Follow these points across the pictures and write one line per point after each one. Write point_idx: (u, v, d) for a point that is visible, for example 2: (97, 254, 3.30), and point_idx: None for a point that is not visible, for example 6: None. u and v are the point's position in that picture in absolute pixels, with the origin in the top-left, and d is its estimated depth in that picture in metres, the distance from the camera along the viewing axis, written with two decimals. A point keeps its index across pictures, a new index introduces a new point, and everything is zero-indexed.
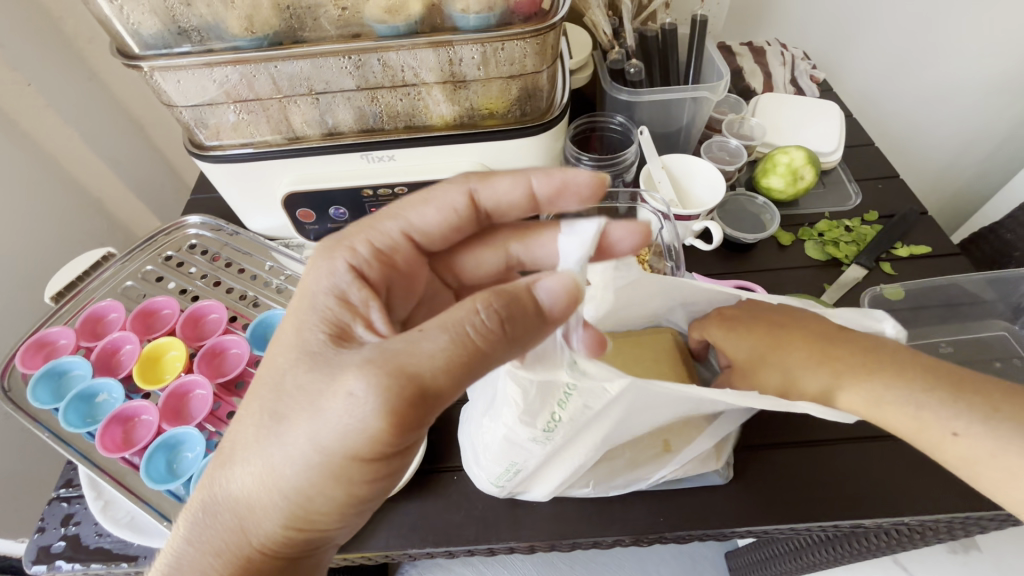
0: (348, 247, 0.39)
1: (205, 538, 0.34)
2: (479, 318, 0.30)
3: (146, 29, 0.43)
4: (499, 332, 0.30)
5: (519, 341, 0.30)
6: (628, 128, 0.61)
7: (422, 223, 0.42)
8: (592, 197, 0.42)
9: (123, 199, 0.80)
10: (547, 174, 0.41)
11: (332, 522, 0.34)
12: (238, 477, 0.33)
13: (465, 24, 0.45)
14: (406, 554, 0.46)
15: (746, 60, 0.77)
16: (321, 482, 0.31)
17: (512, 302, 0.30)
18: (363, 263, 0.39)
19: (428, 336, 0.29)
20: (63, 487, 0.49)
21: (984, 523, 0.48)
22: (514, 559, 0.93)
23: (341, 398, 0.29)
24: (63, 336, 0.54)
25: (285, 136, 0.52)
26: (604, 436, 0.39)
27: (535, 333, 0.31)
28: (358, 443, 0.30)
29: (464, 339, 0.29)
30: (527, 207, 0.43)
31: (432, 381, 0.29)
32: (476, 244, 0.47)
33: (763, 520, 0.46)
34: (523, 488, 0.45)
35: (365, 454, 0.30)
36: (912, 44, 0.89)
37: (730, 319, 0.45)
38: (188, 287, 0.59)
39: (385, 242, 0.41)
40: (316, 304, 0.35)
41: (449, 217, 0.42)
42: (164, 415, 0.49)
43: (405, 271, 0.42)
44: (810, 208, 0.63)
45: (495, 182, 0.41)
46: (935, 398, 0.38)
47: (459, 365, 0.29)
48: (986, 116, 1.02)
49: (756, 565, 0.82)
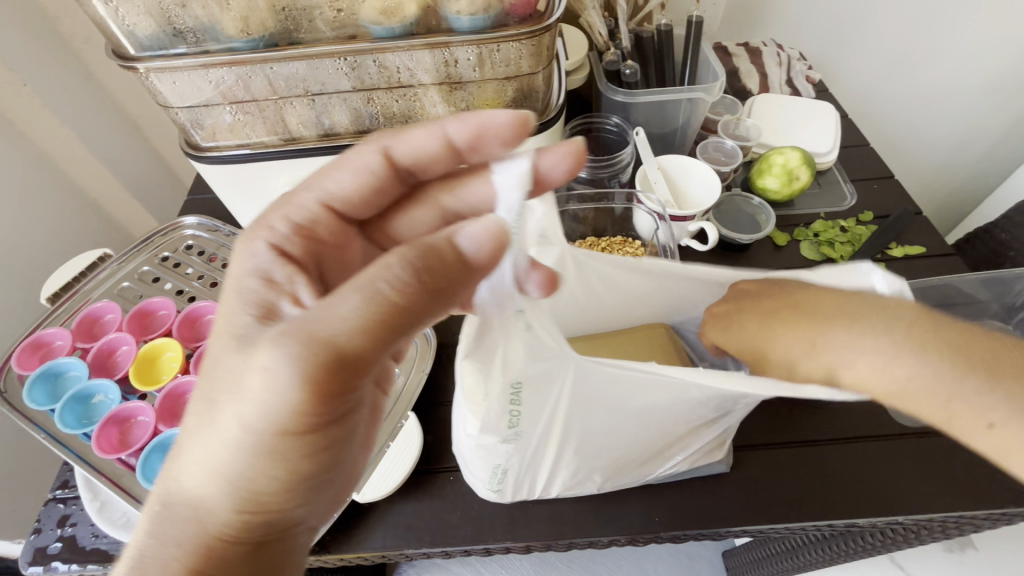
0: (266, 227, 0.38)
1: (167, 531, 0.33)
2: (393, 275, 0.28)
3: (141, 30, 0.43)
4: (417, 286, 0.29)
5: (438, 291, 0.29)
6: (624, 129, 0.61)
7: (338, 188, 0.41)
8: (514, 139, 0.39)
9: (120, 199, 0.80)
10: (460, 119, 0.39)
11: (283, 502, 0.33)
12: (209, 477, 0.32)
13: (461, 26, 0.45)
14: (402, 555, 0.46)
15: (742, 61, 0.77)
16: (255, 461, 0.31)
17: (426, 252, 0.29)
18: (284, 240, 0.38)
19: (339, 299, 0.28)
20: (59, 489, 0.49)
21: (978, 523, 0.48)
22: (512, 559, 0.94)
23: (257, 372, 0.29)
24: (59, 337, 0.54)
25: (281, 137, 0.52)
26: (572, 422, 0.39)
27: (460, 282, 0.30)
28: (279, 416, 0.30)
29: (379, 298, 0.28)
30: (446, 157, 0.41)
31: (349, 345, 0.28)
32: (408, 204, 0.45)
33: (759, 520, 0.46)
34: (522, 490, 0.45)
35: (291, 427, 0.30)
36: (906, 46, 0.90)
37: (722, 316, 0.44)
38: (185, 288, 0.58)
39: (303, 215, 0.40)
40: (242, 289, 0.34)
41: (367, 178, 0.41)
42: (160, 416, 0.49)
43: (333, 242, 0.41)
44: (805, 209, 0.63)
45: (409, 137, 0.40)
46: (964, 381, 0.33)
47: (377, 325, 0.28)
48: (981, 116, 1.02)
49: (753, 564, 0.82)
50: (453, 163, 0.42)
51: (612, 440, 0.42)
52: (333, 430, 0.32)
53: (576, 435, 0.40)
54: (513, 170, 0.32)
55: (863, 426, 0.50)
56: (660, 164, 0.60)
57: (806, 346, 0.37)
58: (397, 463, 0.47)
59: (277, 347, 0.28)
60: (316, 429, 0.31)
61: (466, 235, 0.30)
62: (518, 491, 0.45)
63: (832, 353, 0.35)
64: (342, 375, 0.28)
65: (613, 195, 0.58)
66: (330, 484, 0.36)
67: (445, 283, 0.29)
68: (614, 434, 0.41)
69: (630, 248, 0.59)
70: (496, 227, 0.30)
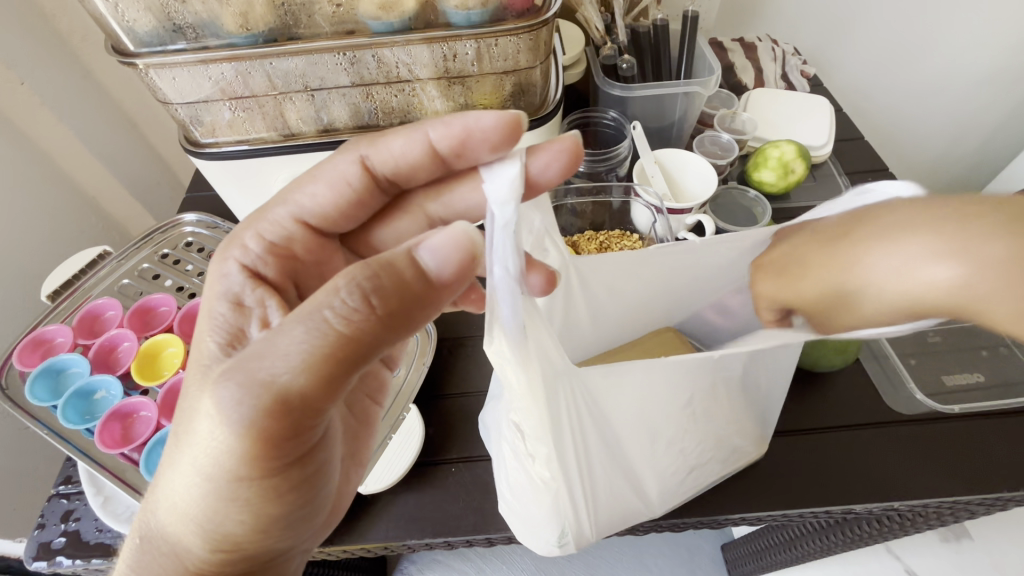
0: (239, 246, 0.41)
1: (149, 568, 0.33)
2: (340, 299, 0.28)
3: (141, 26, 0.43)
4: (367, 311, 0.28)
5: (391, 314, 0.29)
6: (621, 123, 0.61)
7: (314, 204, 0.43)
8: (505, 142, 0.37)
9: (118, 197, 0.80)
10: (444, 124, 0.38)
11: (258, 542, 0.34)
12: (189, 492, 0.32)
13: (460, 20, 0.45)
14: (405, 546, 0.46)
15: (737, 56, 0.77)
16: (221, 507, 0.32)
17: (376, 274, 0.29)
18: (256, 260, 0.41)
19: (284, 333, 0.28)
20: (63, 484, 0.49)
21: (973, 508, 0.49)
22: (513, 555, 0.94)
23: (205, 419, 0.30)
24: (60, 334, 0.54)
25: (281, 133, 0.52)
26: (604, 447, 0.39)
27: (415, 304, 0.30)
28: (232, 461, 0.30)
29: (323, 328, 0.28)
30: (430, 165, 0.41)
31: (291, 385, 0.28)
32: (392, 215, 0.46)
33: (757, 506, 0.46)
34: (590, 533, 0.43)
35: (253, 468, 0.30)
36: (900, 41, 0.91)
37: (774, 265, 0.41)
38: (184, 284, 0.59)
39: (277, 233, 0.42)
40: (214, 313, 0.38)
41: (344, 190, 0.42)
42: (162, 411, 0.49)
43: (309, 258, 0.44)
44: (801, 201, 0.64)
45: (386, 145, 0.40)
46: None
47: (323, 358, 0.28)
48: (974, 109, 1.04)
49: (752, 556, 0.83)
50: (437, 172, 0.42)
51: (632, 451, 0.40)
52: (296, 471, 0.32)
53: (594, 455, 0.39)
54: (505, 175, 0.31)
55: (859, 414, 0.50)
56: (658, 159, 0.61)
57: (893, 269, 0.34)
58: (398, 454, 0.48)
59: (223, 383, 0.29)
60: (275, 473, 0.31)
61: (427, 249, 0.30)
62: (575, 533, 0.43)
63: (927, 271, 0.33)
64: (291, 417, 0.29)
65: (611, 188, 0.58)
66: (314, 513, 0.36)
67: (397, 306, 0.29)
68: (630, 444, 0.40)
69: (628, 241, 0.59)
70: (463, 238, 0.30)
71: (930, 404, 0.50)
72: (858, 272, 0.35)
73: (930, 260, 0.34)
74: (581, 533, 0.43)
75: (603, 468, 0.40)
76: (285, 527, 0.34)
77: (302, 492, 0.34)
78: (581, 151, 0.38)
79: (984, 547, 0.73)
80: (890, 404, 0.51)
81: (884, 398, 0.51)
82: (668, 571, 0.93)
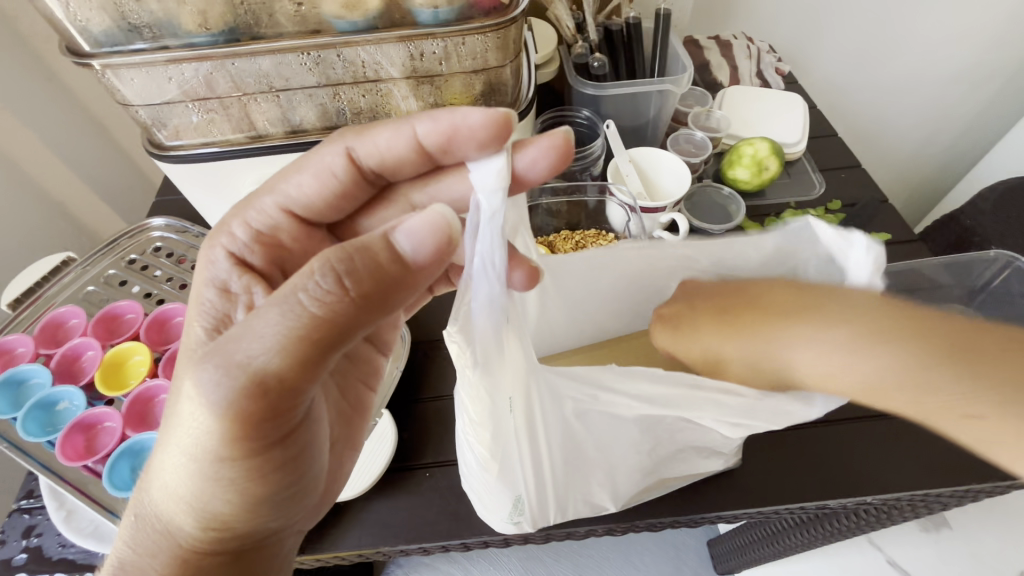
0: (228, 234, 0.41)
1: (144, 544, 0.33)
2: (314, 282, 0.27)
3: (96, 26, 0.42)
4: (341, 293, 0.28)
5: (369, 295, 0.29)
6: (594, 122, 0.61)
7: (300, 193, 0.41)
8: (493, 140, 0.34)
9: (87, 201, 0.78)
10: (432, 119, 0.37)
11: (246, 521, 0.32)
12: (172, 470, 0.31)
13: (426, 19, 0.44)
14: (380, 553, 0.46)
15: (712, 54, 0.78)
16: (205, 485, 0.31)
17: (351, 256, 0.28)
18: (244, 248, 0.41)
19: (261, 315, 0.27)
20: (24, 498, 0.48)
21: (946, 500, 0.49)
22: (499, 556, 0.94)
23: (186, 401, 0.29)
24: (21, 343, 0.53)
25: (247, 134, 0.51)
26: (569, 438, 0.39)
27: (393, 285, 0.29)
28: (212, 443, 0.29)
29: (299, 311, 0.27)
30: (418, 159, 0.40)
31: (268, 367, 0.27)
32: (378, 206, 0.44)
33: (733, 505, 0.46)
34: (540, 518, 0.44)
35: (232, 451, 0.29)
36: (872, 38, 0.92)
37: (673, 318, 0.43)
38: (153, 290, 0.57)
39: (265, 222, 0.42)
40: (202, 299, 0.39)
41: (329, 181, 0.41)
42: (128, 421, 0.48)
43: (297, 247, 0.43)
44: (776, 198, 0.64)
45: (373, 138, 0.39)
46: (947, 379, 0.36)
47: (300, 340, 0.27)
48: (946, 104, 1.05)
49: (737, 551, 0.84)
50: (425, 167, 0.41)
51: (599, 444, 0.40)
52: (277, 452, 0.31)
53: (565, 442, 0.39)
54: (490, 168, 0.31)
55: (833, 409, 0.51)
56: (631, 157, 0.61)
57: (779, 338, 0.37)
58: (371, 460, 0.47)
59: (202, 367, 0.28)
60: (257, 453, 0.30)
61: (403, 231, 0.29)
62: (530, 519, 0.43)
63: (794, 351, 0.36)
64: (268, 399, 0.28)
65: (587, 187, 0.58)
66: (304, 494, 0.35)
67: (372, 287, 0.29)
68: (601, 434, 0.39)
69: (603, 241, 0.60)
70: (441, 221, 0.29)
71: None
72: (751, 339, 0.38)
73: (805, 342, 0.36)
74: (533, 518, 0.43)
75: (568, 454, 0.40)
76: (272, 511, 0.33)
77: (289, 471, 0.32)
78: (571, 146, 0.37)
79: (962, 537, 0.74)
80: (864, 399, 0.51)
81: None
82: (654, 568, 0.94)
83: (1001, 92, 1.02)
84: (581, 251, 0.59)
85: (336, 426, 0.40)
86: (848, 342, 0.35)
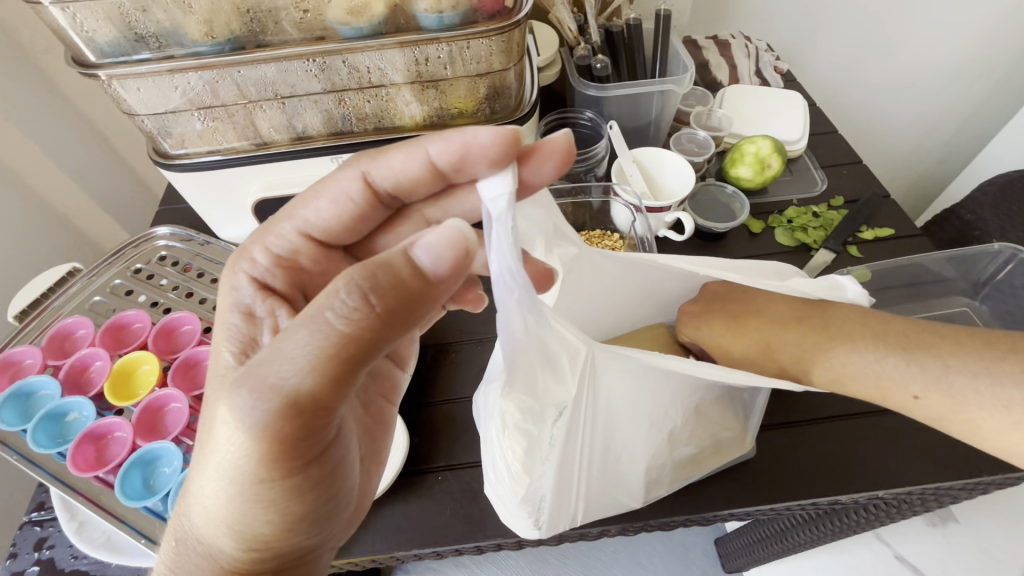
0: (247, 259, 0.41)
1: (186, 569, 0.33)
2: (340, 301, 0.28)
3: (102, 36, 0.42)
4: (367, 310, 0.28)
5: (394, 313, 0.29)
6: (597, 123, 0.61)
7: (318, 217, 0.41)
8: (503, 156, 0.33)
9: (90, 213, 0.78)
10: (443, 141, 0.37)
11: (286, 540, 0.32)
12: (209, 493, 0.31)
13: (430, 24, 0.45)
14: (393, 558, 0.46)
15: (711, 54, 0.78)
16: (244, 508, 0.31)
17: (375, 274, 0.28)
18: (264, 272, 0.41)
19: (288, 337, 0.28)
20: (35, 511, 0.47)
21: (956, 493, 0.49)
22: (507, 559, 0.94)
23: (220, 425, 0.29)
24: (28, 355, 0.52)
25: (253, 142, 0.51)
26: (591, 429, 0.39)
27: (417, 302, 0.29)
28: (249, 464, 0.29)
29: (326, 330, 0.27)
30: (432, 180, 0.40)
31: (301, 387, 0.27)
32: (394, 225, 0.45)
33: (747, 502, 0.46)
34: (561, 522, 0.44)
35: (268, 471, 0.29)
36: (869, 35, 0.92)
37: (693, 314, 0.49)
38: (159, 299, 0.57)
39: (283, 246, 0.42)
40: (227, 324, 0.39)
41: (346, 206, 0.41)
42: (138, 430, 0.48)
43: (316, 269, 0.43)
44: (778, 196, 0.64)
45: (387, 160, 0.39)
46: (917, 366, 0.40)
47: (330, 359, 0.28)
48: (943, 99, 1.06)
49: (744, 549, 0.84)
50: (439, 186, 0.41)
51: (621, 431, 0.41)
52: (314, 468, 0.31)
53: (587, 439, 0.39)
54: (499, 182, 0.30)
55: (842, 404, 0.51)
56: (635, 157, 0.61)
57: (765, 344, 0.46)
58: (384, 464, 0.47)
59: (236, 389, 0.28)
60: (294, 472, 0.30)
61: (422, 247, 0.29)
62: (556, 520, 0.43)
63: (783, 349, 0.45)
64: (302, 418, 0.28)
65: (591, 188, 0.59)
66: (338, 511, 0.35)
67: (396, 303, 0.29)
68: (623, 421, 0.40)
69: (609, 241, 0.60)
70: (457, 235, 0.29)
71: None
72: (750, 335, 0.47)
73: (781, 338, 0.45)
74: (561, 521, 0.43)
75: (590, 453, 0.40)
76: (309, 526, 0.33)
77: (324, 489, 0.32)
78: (574, 153, 0.37)
79: (971, 531, 0.74)
80: None
81: None
82: (663, 568, 0.94)
83: (997, 87, 1.03)
84: None
85: (362, 443, 0.40)
86: (834, 342, 0.43)
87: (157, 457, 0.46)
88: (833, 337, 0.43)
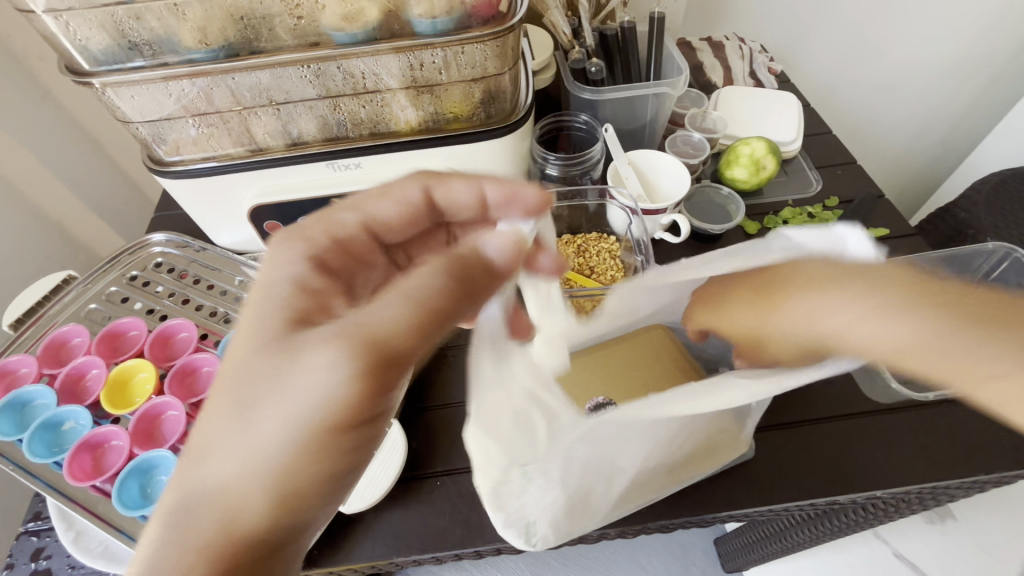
0: (304, 237, 0.38)
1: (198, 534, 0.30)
2: (430, 278, 0.32)
3: (95, 44, 0.42)
4: (452, 288, 0.32)
5: (473, 296, 0.33)
6: (592, 127, 0.61)
7: (380, 214, 0.42)
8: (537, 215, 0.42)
9: (85, 220, 0.78)
10: (500, 183, 0.42)
11: (316, 501, 0.33)
12: (242, 453, 0.31)
13: (424, 29, 0.45)
14: (392, 563, 0.45)
15: (705, 56, 0.78)
16: (294, 461, 0.31)
17: (462, 261, 0.33)
18: (321, 251, 0.38)
19: (383, 301, 0.31)
20: (32, 520, 0.47)
21: (954, 492, 0.50)
22: (507, 561, 0.94)
23: (312, 369, 0.30)
24: (24, 364, 0.52)
25: (248, 148, 0.51)
26: (579, 469, 0.38)
27: (487, 289, 0.34)
28: (328, 412, 0.31)
29: (419, 299, 0.31)
30: (475, 213, 0.44)
31: (401, 339, 0.31)
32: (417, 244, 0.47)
33: (746, 503, 0.47)
34: (557, 534, 0.44)
35: (337, 424, 0.31)
36: (863, 35, 0.93)
37: (707, 297, 0.41)
38: (156, 306, 0.57)
39: (341, 232, 0.40)
40: (272, 295, 0.34)
41: (406, 212, 0.42)
42: (135, 439, 0.47)
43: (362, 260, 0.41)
44: (774, 196, 0.65)
45: (450, 186, 0.42)
46: (990, 350, 0.32)
47: (422, 326, 0.31)
48: (936, 98, 1.07)
49: (743, 549, 0.84)
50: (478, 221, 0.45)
51: (611, 465, 0.39)
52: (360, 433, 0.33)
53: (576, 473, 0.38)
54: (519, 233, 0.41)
55: (839, 404, 0.51)
56: (631, 160, 0.61)
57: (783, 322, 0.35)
58: (383, 469, 0.47)
59: (333, 345, 0.30)
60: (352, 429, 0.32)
61: (490, 244, 0.34)
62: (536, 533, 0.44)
63: (821, 325, 0.33)
64: (387, 370, 0.31)
65: (587, 191, 0.59)
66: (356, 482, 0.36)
67: (474, 287, 0.33)
68: (611, 459, 0.38)
69: (605, 244, 0.60)
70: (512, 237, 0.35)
71: (908, 393, 0.50)
72: (776, 312, 0.35)
73: (840, 313, 0.33)
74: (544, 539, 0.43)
75: (578, 479, 0.39)
76: (316, 521, 0.34)
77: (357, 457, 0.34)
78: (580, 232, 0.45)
79: (969, 528, 0.75)
80: (868, 393, 0.51)
81: (861, 386, 0.52)
82: (663, 569, 0.94)
83: (989, 85, 1.04)
84: (584, 255, 0.60)
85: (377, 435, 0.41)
86: (885, 312, 0.32)
87: (155, 467, 0.46)
88: (890, 305, 0.32)
